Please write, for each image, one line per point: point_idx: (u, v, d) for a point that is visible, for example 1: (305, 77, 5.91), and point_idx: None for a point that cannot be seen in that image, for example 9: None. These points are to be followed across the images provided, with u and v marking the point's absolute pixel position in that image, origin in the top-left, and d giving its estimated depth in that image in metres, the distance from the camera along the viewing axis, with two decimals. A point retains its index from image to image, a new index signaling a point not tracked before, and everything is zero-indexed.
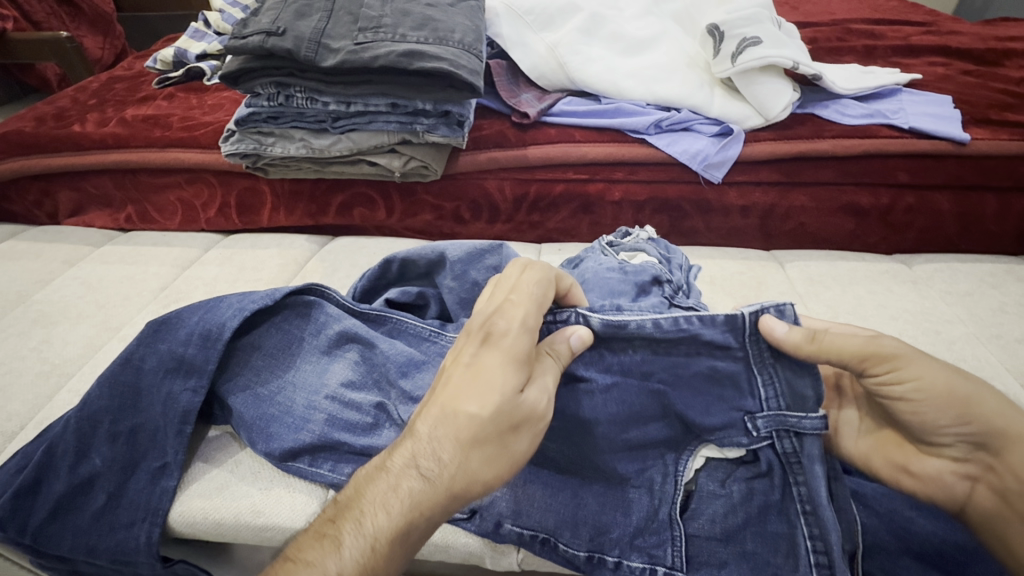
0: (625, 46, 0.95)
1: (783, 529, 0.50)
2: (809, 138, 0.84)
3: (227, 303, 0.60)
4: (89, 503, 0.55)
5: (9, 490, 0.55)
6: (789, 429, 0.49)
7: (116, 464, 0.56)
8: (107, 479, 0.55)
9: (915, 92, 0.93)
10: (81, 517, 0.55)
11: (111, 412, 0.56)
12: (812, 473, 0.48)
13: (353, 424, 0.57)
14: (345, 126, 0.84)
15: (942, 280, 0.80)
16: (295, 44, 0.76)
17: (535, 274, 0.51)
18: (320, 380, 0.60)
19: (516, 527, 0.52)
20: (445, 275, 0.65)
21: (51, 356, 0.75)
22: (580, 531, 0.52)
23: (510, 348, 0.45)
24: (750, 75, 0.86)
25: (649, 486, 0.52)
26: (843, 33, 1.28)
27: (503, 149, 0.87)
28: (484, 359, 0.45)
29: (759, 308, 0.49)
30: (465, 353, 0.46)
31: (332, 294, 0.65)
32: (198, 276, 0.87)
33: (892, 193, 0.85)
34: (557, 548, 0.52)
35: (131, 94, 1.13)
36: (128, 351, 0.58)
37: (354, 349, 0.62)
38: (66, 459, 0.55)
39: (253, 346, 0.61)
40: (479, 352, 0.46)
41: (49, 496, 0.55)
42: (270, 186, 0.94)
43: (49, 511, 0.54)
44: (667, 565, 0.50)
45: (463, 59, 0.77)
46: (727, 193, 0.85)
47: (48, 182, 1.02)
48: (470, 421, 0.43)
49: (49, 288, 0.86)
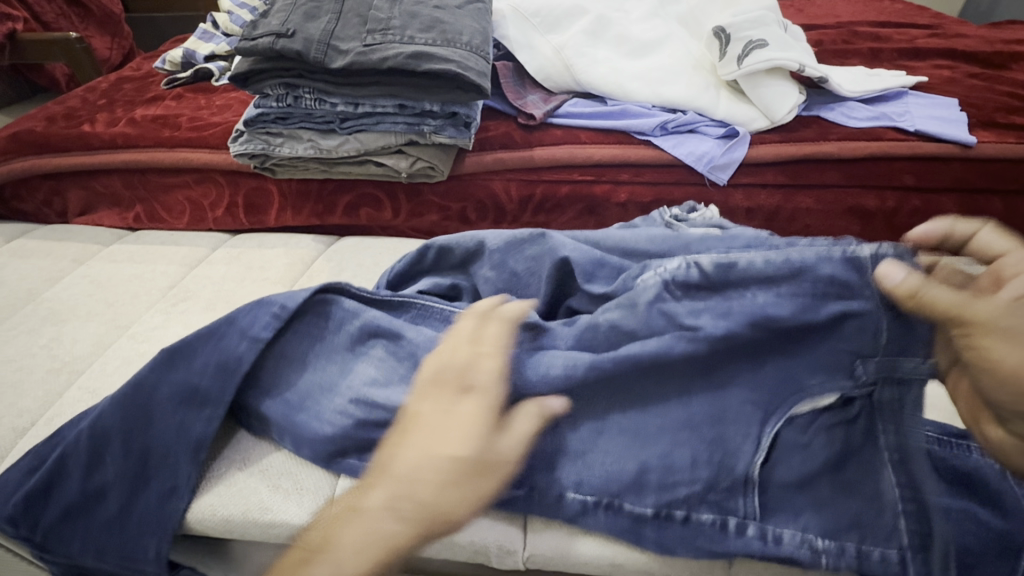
0: (631, 49, 0.96)
1: (867, 476, 0.49)
2: (815, 140, 0.84)
3: (237, 329, 0.59)
4: (99, 510, 0.56)
5: (22, 489, 0.56)
6: (894, 377, 0.48)
7: (127, 478, 0.56)
8: (116, 494, 0.56)
9: (922, 94, 0.93)
10: (91, 522, 0.56)
11: (122, 433, 0.56)
12: (907, 419, 0.48)
13: (381, 422, 0.55)
14: (353, 127, 0.84)
15: None
16: (305, 46, 0.76)
17: (501, 325, 0.58)
18: (344, 379, 0.59)
19: (579, 496, 0.52)
20: (483, 264, 0.67)
21: (60, 353, 0.75)
22: (646, 492, 0.51)
23: (486, 394, 0.51)
24: (756, 77, 0.87)
25: (718, 442, 0.51)
26: (848, 36, 1.28)
27: (510, 150, 0.88)
28: (463, 408, 0.49)
29: (877, 251, 0.47)
30: (439, 403, 0.51)
31: (351, 289, 0.65)
32: (206, 275, 0.88)
33: (898, 196, 0.85)
34: (622, 508, 0.51)
35: (140, 94, 1.14)
36: (138, 376, 0.58)
37: (378, 345, 0.61)
38: (78, 468, 0.56)
39: (279, 354, 0.61)
40: (452, 400, 0.50)
41: (61, 498, 0.56)
42: (277, 186, 0.95)
43: (61, 513, 0.56)
44: (742, 515, 0.49)
45: (471, 61, 0.78)
46: (733, 195, 0.86)
47: (58, 182, 1.03)
48: (450, 465, 0.46)
49: (58, 286, 0.87)
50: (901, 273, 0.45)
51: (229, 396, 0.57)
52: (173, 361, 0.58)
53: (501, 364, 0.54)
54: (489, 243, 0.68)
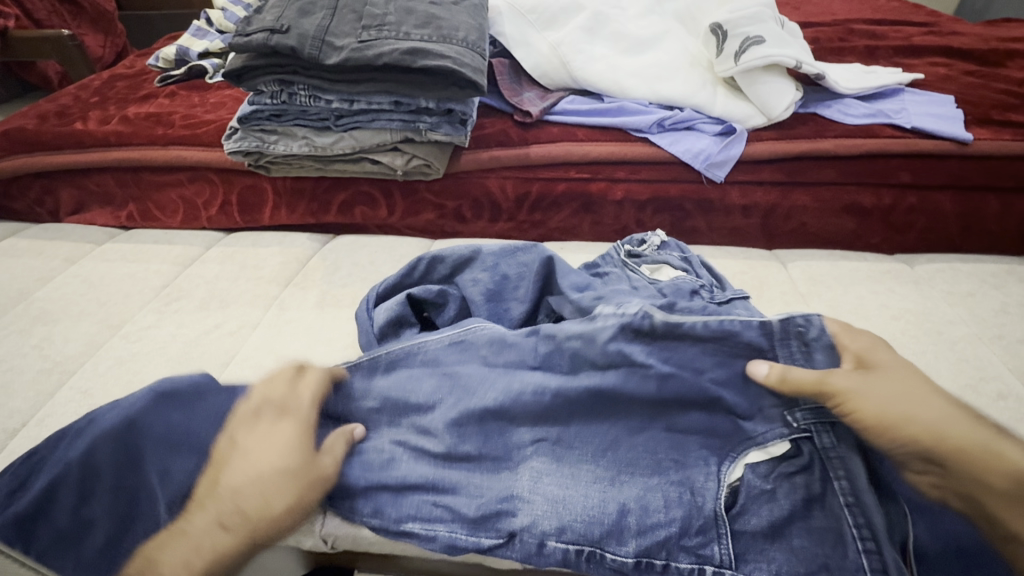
0: (628, 46, 0.95)
1: (829, 523, 0.49)
2: (812, 138, 0.84)
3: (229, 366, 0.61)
4: (92, 538, 0.52)
5: (12, 510, 0.52)
6: (828, 421, 0.50)
7: (117, 513, 0.52)
8: (108, 524, 0.51)
9: (918, 92, 0.93)
10: (83, 551, 0.51)
11: (116, 467, 0.53)
12: (853, 466, 0.49)
13: (369, 462, 0.55)
14: (347, 124, 0.83)
15: (943, 281, 0.80)
16: (299, 42, 0.76)
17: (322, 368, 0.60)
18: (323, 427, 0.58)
19: (562, 544, 0.50)
20: (474, 269, 0.71)
21: (52, 353, 0.75)
22: (626, 539, 0.50)
23: (296, 418, 0.54)
24: (753, 74, 0.86)
25: (690, 487, 0.51)
26: (845, 34, 1.28)
27: (506, 148, 0.87)
28: (278, 431, 0.53)
29: (788, 316, 0.52)
30: (252, 428, 0.54)
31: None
32: (200, 274, 0.87)
33: (894, 193, 0.85)
34: (604, 558, 0.50)
35: (133, 92, 1.13)
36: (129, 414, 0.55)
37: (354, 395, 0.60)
38: (70, 496, 0.52)
39: None
40: (269, 424, 0.54)
41: (51, 526, 0.52)
42: (271, 184, 0.94)
43: (53, 540, 0.51)
44: (716, 564, 0.49)
45: (466, 57, 0.77)
46: (729, 193, 0.85)
47: (50, 180, 1.02)
48: (257, 480, 0.50)
49: (51, 285, 0.86)
50: (765, 366, 0.51)
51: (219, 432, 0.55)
52: (165, 404, 0.56)
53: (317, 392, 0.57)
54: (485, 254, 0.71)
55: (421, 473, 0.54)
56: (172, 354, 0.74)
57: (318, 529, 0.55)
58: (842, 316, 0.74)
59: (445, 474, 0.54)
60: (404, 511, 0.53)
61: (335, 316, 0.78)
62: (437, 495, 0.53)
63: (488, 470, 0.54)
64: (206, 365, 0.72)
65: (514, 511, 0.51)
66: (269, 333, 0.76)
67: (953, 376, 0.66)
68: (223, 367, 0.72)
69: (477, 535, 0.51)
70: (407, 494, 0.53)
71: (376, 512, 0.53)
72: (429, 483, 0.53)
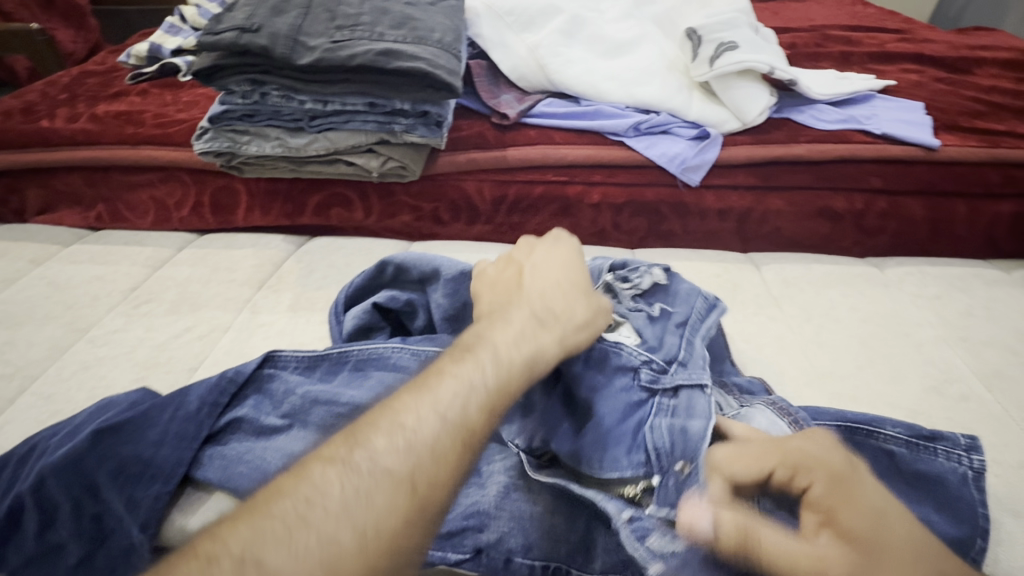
0: (605, 49, 0.96)
1: None
2: (785, 142, 0.85)
3: (195, 395, 0.60)
4: (63, 559, 0.53)
5: None
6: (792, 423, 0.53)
7: (83, 537, 0.53)
8: (73, 548, 0.52)
9: (888, 98, 0.95)
10: (56, 569, 0.53)
11: (71, 500, 0.53)
12: None
13: None
14: (321, 125, 0.82)
15: (912, 284, 0.81)
16: (271, 41, 0.74)
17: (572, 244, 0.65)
18: (291, 442, 0.57)
19: (528, 561, 0.49)
20: (436, 289, 0.68)
21: (13, 359, 0.72)
22: (592, 554, 0.49)
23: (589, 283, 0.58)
24: (728, 79, 0.87)
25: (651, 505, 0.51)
26: (820, 39, 1.30)
27: (483, 150, 0.87)
28: (548, 287, 0.56)
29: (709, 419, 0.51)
30: (541, 284, 0.56)
31: (290, 356, 0.65)
32: (170, 277, 0.86)
33: (865, 197, 0.86)
34: (571, 575, 0.49)
35: (104, 89, 1.11)
36: (74, 451, 0.54)
37: (318, 410, 0.60)
38: (33, 523, 0.53)
39: (221, 454, 0.57)
40: (577, 284, 0.57)
41: (21, 548, 0.53)
42: (245, 185, 0.93)
43: (24, 560, 0.53)
44: None
45: (442, 59, 0.77)
46: (705, 197, 0.86)
47: (15, 179, 0.99)
48: (536, 323, 0.51)
49: (14, 288, 0.84)
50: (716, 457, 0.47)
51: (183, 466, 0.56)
52: (112, 438, 0.55)
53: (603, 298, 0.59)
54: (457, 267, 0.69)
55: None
56: (139, 359, 0.72)
57: None
58: (814, 319, 0.75)
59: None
60: None
61: (308, 320, 0.77)
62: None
63: None
64: (174, 370, 0.71)
65: (481, 527, 0.50)
66: (240, 338, 0.75)
67: (920, 378, 0.67)
68: (191, 372, 0.71)
69: (443, 551, 0.49)
70: None
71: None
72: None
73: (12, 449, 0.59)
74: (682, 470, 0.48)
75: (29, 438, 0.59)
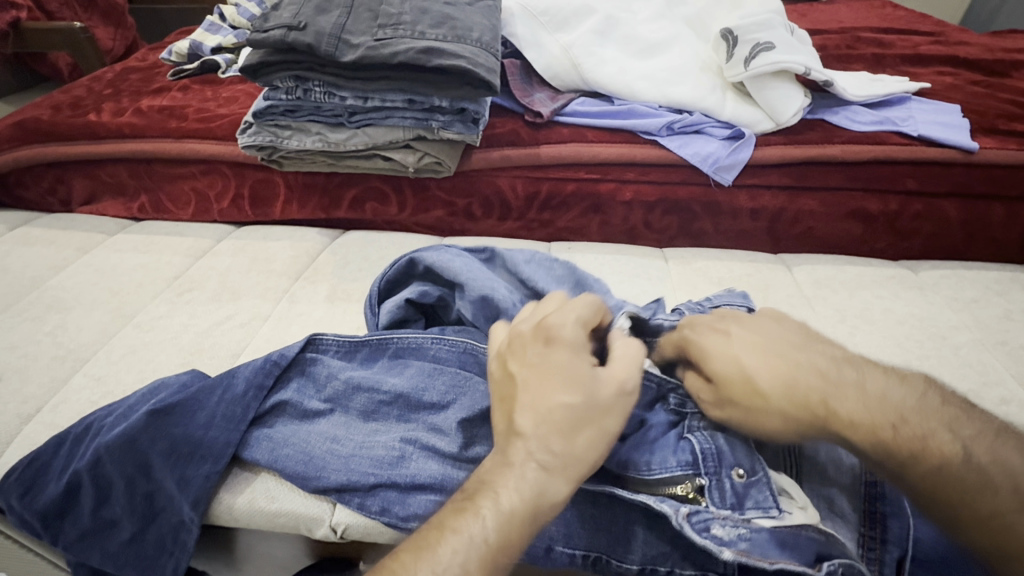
0: (638, 49, 0.96)
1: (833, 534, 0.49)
2: (819, 143, 0.85)
3: (242, 378, 0.61)
4: (116, 533, 0.55)
5: (42, 502, 0.56)
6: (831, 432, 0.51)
7: (134, 514, 0.55)
8: (126, 524, 0.55)
9: (924, 100, 0.94)
10: (108, 542, 0.55)
11: (124, 479, 0.55)
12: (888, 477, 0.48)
13: (379, 459, 0.56)
14: (361, 121, 0.84)
15: (947, 287, 0.81)
16: (316, 39, 0.77)
17: (588, 302, 0.52)
18: (334, 427, 0.59)
19: (568, 550, 0.50)
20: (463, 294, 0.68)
21: (66, 341, 0.76)
22: (633, 546, 0.50)
23: (618, 376, 0.46)
24: (763, 80, 0.87)
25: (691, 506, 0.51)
26: (852, 42, 1.29)
27: (517, 147, 0.88)
28: (548, 405, 0.44)
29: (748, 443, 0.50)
30: (536, 403, 0.44)
31: (331, 341, 0.67)
32: (211, 266, 0.88)
33: (900, 199, 0.86)
34: (610, 564, 0.50)
35: (146, 85, 1.14)
36: (129, 432, 0.56)
37: (360, 397, 0.62)
38: (90, 499, 0.55)
39: (266, 436, 0.59)
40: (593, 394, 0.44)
41: (77, 522, 0.56)
42: (283, 178, 0.95)
43: (78, 535, 0.55)
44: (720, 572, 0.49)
45: (481, 57, 0.78)
46: (737, 196, 0.86)
47: (63, 170, 1.02)
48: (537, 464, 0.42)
49: (64, 274, 0.87)
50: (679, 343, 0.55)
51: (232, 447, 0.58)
52: (164, 420, 0.57)
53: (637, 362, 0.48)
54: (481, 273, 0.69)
55: (432, 473, 0.55)
56: (184, 345, 0.75)
57: (330, 517, 0.57)
58: (848, 320, 0.75)
59: (454, 476, 0.55)
60: (412, 512, 0.54)
61: (345, 310, 0.79)
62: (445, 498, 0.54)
63: None
64: (217, 356, 0.73)
65: None
66: (280, 326, 0.77)
67: (956, 381, 0.67)
68: (234, 359, 0.73)
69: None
70: (414, 493, 0.54)
71: (384, 509, 0.54)
72: (439, 484, 0.54)
73: (68, 428, 0.61)
74: (738, 476, 0.49)
75: (83, 419, 0.61)
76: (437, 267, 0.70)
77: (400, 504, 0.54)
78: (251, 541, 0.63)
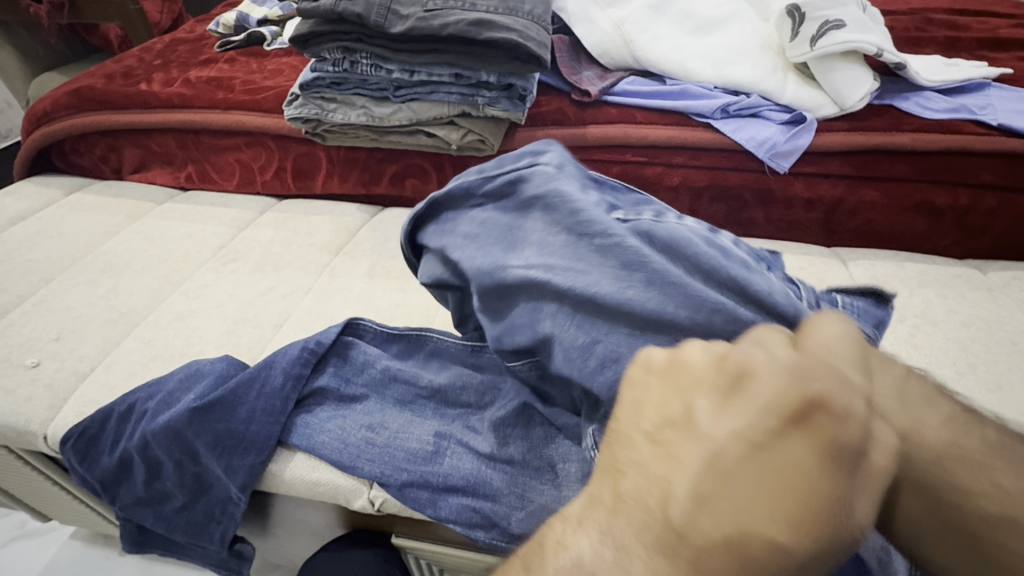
0: (695, 27, 0.92)
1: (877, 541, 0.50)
2: (887, 130, 0.80)
3: (279, 367, 0.60)
4: (171, 500, 0.61)
5: (103, 466, 0.62)
6: None
7: (185, 488, 0.60)
8: (178, 495, 0.61)
9: (1006, 87, 0.87)
10: (166, 506, 0.62)
11: (173, 461, 0.59)
12: None
13: (413, 453, 0.55)
14: (406, 95, 0.83)
15: (1019, 290, 0.75)
16: (366, 9, 0.76)
17: (832, 331, 0.35)
18: (374, 415, 0.59)
19: None
20: (456, 248, 0.57)
21: (118, 304, 0.78)
22: None
23: (763, 396, 0.32)
24: (829, 61, 0.82)
25: None
26: (921, 23, 1.21)
27: (562, 126, 0.86)
28: (749, 523, 0.29)
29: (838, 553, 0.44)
30: (732, 480, 0.30)
31: (371, 328, 0.66)
32: (254, 238, 0.89)
33: (973, 193, 0.80)
34: None
35: (194, 56, 1.15)
36: (173, 423, 0.57)
37: (398, 388, 0.61)
38: (143, 474, 0.61)
39: (308, 423, 0.59)
40: (747, 413, 0.32)
41: (134, 488, 0.62)
42: (326, 152, 0.95)
43: (138, 498, 0.62)
44: None
45: (532, 31, 0.76)
46: (793, 184, 0.82)
47: (115, 139, 1.05)
48: (654, 446, 0.33)
49: (116, 240, 0.90)
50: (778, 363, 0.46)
51: (273, 441, 0.57)
52: (206, 416, 0.57)
53: (791, 393, 0.31)
54: (479, 260, 0.54)
55: (467, 470, 0.54)
56: (229, 313, 0.76)
57: (367, 489, 0.57)
58: (907, 319, 0.71)
59: (487, 475, 0.53)
60: (445, 513, 0.52)
61: (385, 287, 0.79)
62: (477, 499, 0.53)
63: (529, 482, 0.54)
64: (259, 326, 0.74)
65: None
66: (321, 299, 0.78)
67: None
68: (276, 329, 0.74)
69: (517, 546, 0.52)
70: (450, 493, 0.53)
71: (417, 509, 0.53)
72: (471, 484, 0.53)
73: (112, 404, 0.63)
74: None
75: (126, 397, 0.63)
76: (458, 228, 0.59)
77: (432, 504, 0.53)
78: (291, 509, 0.65)
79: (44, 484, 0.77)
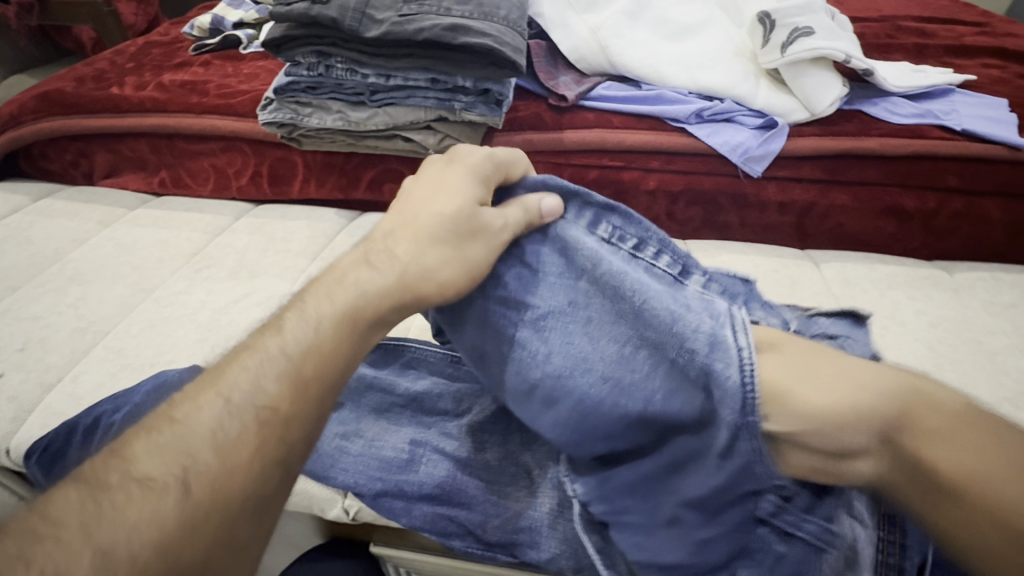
0: (670, 33, 0.93)
1: None
2: (857, 135, 0.81)
3: None
4: None
5: (68, 483, 0.60)
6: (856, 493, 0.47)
7: None
8: None
9: (970, 93, 0.90)
10: None
11: None
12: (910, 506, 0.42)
13: (388, 462, 0.54)
14: (382, 100, 0.83)
15: (984, 290, 0.77)
16: (340, 13, 0.75)
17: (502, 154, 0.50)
18: (350, 423, 0.58)
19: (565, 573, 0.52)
20: None
21: (86, 313, 0.76)
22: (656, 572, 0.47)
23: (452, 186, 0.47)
24: (800, 67, 0.84)
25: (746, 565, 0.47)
26: (891, 31, 1.24)
27: (540, 132, 0.86)
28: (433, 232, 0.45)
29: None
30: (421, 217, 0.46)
31: None
32: (230, 244, 0.88)
33: (939, 197, 0.82)
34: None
35: (168, 59, 1.13)
36: None
37: (373, 396, 0.60)
38: None
39: None
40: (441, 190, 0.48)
41: None
42: (302, 157, 0.94)
43: None
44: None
45: (507, 36, 0.77)
46: (766, 188, 0.83)
47: (86, 143, 1.03)
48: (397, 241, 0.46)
49: (85, 247, 0.87)
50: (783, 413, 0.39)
51: None
52: None
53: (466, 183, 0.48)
54: None
55: (441, 478, 0.53)
56: (201, 321, 0.75)
57: (342, 498, 0.56)
58: (876, 320, 0.72)
59: (461, 483, 0.53)
60: (419, 522, 0.53)
61: None
62: (452, 508, 0.53)
63: (504, 492, 0.53)
64: (232, 334, 0.73)
65: (534, 543, 0.51)
66: None
67: (991, 388, 0.64)
68: (250, 337, 0.73)
69: (494, 552, 0.53)
70: (425, 502, 0.53)
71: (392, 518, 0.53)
72: (445, 492, 0.53)
73: (79, 416, 0.62)
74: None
75: (91, 410, 0.62)
76: None
77: (408, 513, 0.53)
78: None
79: (9, 499, 0.74)
